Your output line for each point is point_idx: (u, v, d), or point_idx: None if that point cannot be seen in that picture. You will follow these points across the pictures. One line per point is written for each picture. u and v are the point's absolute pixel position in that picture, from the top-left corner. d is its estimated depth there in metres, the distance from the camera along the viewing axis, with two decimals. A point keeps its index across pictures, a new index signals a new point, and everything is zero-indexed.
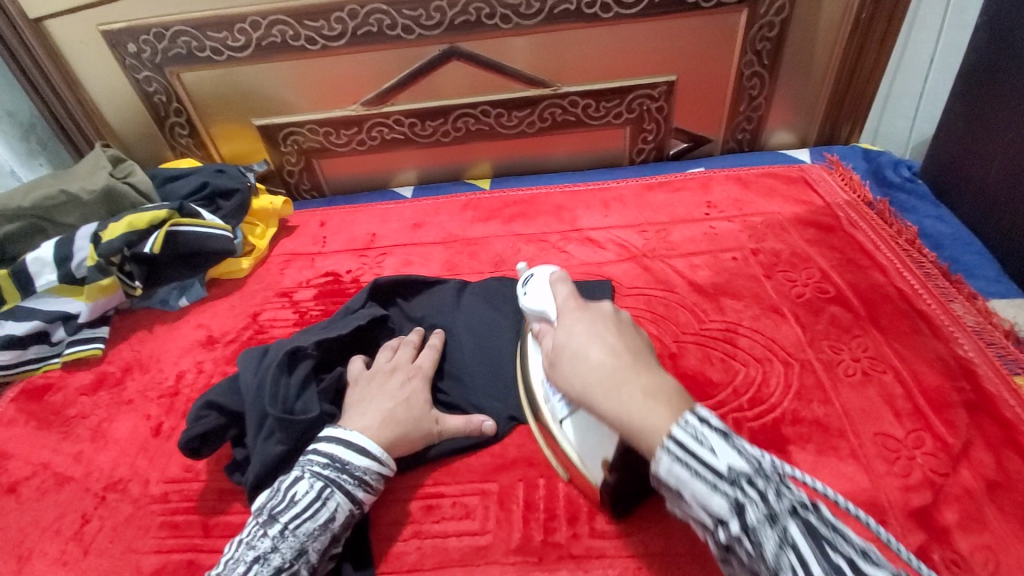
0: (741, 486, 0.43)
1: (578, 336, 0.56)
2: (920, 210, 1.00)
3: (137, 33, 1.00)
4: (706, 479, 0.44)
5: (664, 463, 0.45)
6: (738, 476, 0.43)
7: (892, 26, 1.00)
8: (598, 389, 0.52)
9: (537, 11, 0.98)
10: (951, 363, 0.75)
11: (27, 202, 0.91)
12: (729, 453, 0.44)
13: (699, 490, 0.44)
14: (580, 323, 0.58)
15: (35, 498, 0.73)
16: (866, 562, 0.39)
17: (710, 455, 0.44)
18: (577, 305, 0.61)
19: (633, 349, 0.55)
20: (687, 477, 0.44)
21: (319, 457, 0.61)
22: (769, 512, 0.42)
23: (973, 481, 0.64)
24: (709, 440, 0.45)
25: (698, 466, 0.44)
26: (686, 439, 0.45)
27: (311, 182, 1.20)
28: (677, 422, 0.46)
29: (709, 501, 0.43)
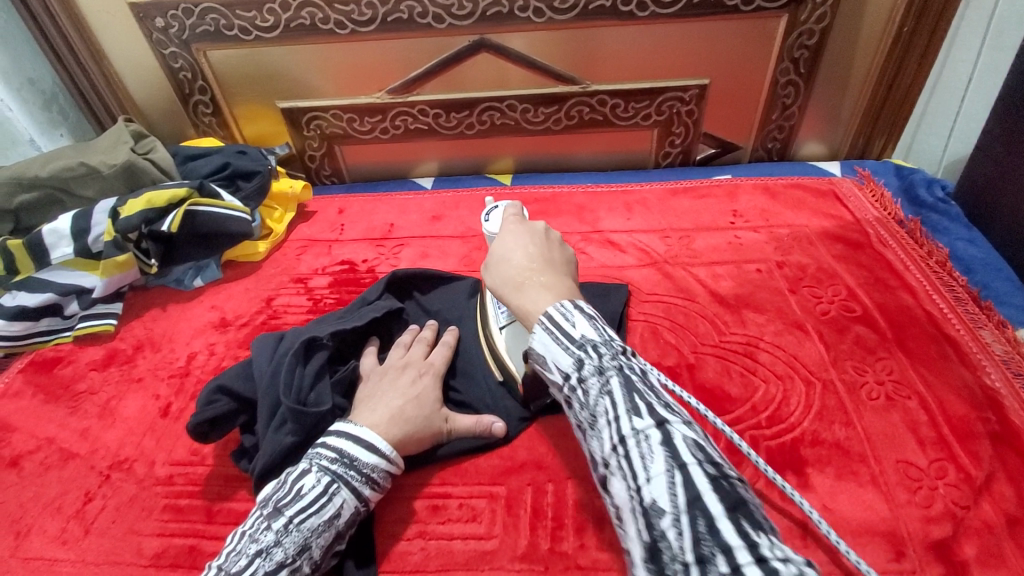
0: (586, 349, 0.47)
1: (505, 242, 0.61)
2: (952, 231, 0.98)
3: (166, 7, 0.99)
4: (561, 342, 0.49)
5: (537, 334, 0.50)
6: (587, 342, 0.48)
7: (936, 39, 0.97)
8: (505, 284, 0.58)
9: (571, 6, 0.96)
10: (978, 393, 0.73)
11: (44, 171, 0.91)
12: (586, 326, 0.49)
13: (553, 351, 0.49)
14: (508, 233, 0.62)
15: (38, 472, 0.72)
16: (663, 408, 0.43)
17: (570, 327, 0.49)
18: (518, 220, 0.64)
19: (551, 259, 0.59)
20: (549, 343, 0.49)
21: (327, 451, 0.59)
22: (600, 366, 0.46)
23: (994, 516, 0.62)
24: (575, 317, 0.50)
25: (557, 332, 0.49)
26: (556, 315, 0.50)
27: (332, 168, 1.19)
28: (553, 304, 0.52)
29: (560, 360, 0.49)
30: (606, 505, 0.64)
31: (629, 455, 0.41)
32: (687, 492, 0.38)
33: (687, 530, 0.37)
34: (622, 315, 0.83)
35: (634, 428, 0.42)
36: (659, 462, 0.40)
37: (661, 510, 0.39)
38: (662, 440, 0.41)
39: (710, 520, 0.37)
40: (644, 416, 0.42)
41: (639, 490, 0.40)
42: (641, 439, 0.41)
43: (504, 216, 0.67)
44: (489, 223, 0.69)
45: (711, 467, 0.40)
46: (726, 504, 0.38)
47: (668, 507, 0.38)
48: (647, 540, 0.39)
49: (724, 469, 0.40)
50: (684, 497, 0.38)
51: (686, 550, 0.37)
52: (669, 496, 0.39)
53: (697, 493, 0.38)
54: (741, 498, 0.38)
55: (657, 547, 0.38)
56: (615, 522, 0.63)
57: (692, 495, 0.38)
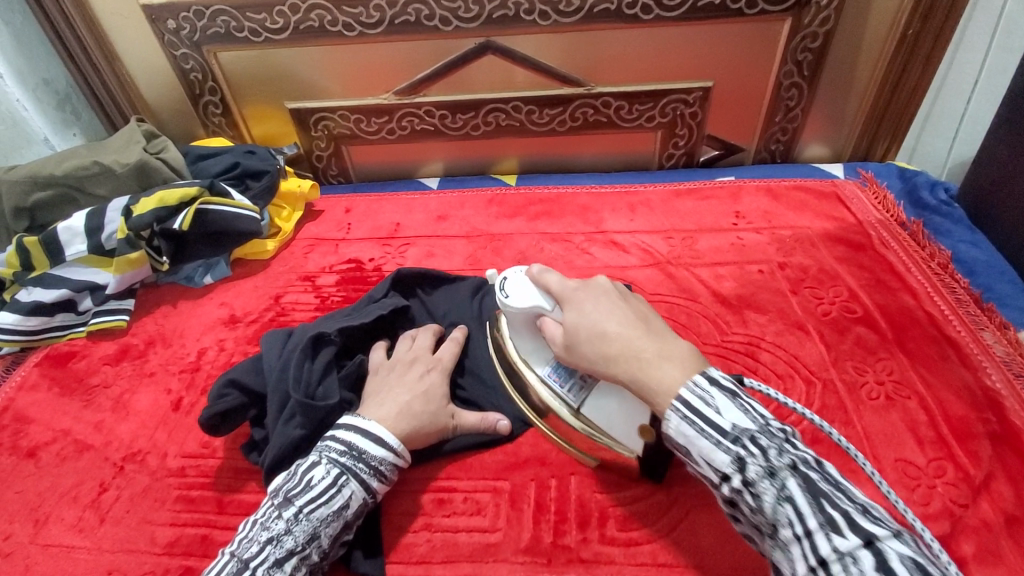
0: (744, 444, 0.48)
1: (591, 312, 0.60)
2: (954, 233, 0.98)
3: (178, 10, 1.00)
4: (713, 437, 0.49)
5: (672, 422, 0.51)
6: (742, 435, 0.48)
7: (940, 42, 0.98)
8: (617, 361, 0.56)
9: (576, 9, 0.97)
10: (977, 393, 0.74)
11: (60, 170, 0.92)
12: (736, 414, 0.49)
13: (704, 446, 0.49)
14: (583, 297, 0.61)
15: (54, 463, 0.74)
16: (859, 517, 0.44)
17: (715, 414, 0.49)
18: (579, 283, 0.64)
19: (643, 321, 0.59)
20: (695, 437, 0.50)
21: (336, 443, 0.61)
22: (769, 467, 0.47)
23: (992, 514, 0.63)
24: (715, 401, 0.50)
25: (704, 425, 0.49)
26: (693, 400, 0.50)
27: (339, 168, 1.21)
28: (686, 384, 0.52)
29: (714, 456, 0.49)
30: (608, 500, 0.66)
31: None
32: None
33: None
34: None
35: (834, 544, 0.43)
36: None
37: None
38: (873, 560, 0.41)
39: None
40: (842, 529, 0.43)
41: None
42: (846, 559, 0.42)
43: (531, 283, 0.65)
44: (512, 296, 0.65)
45: None
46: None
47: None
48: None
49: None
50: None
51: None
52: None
53: None
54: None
55: None
56: (617, 517, 0.64)
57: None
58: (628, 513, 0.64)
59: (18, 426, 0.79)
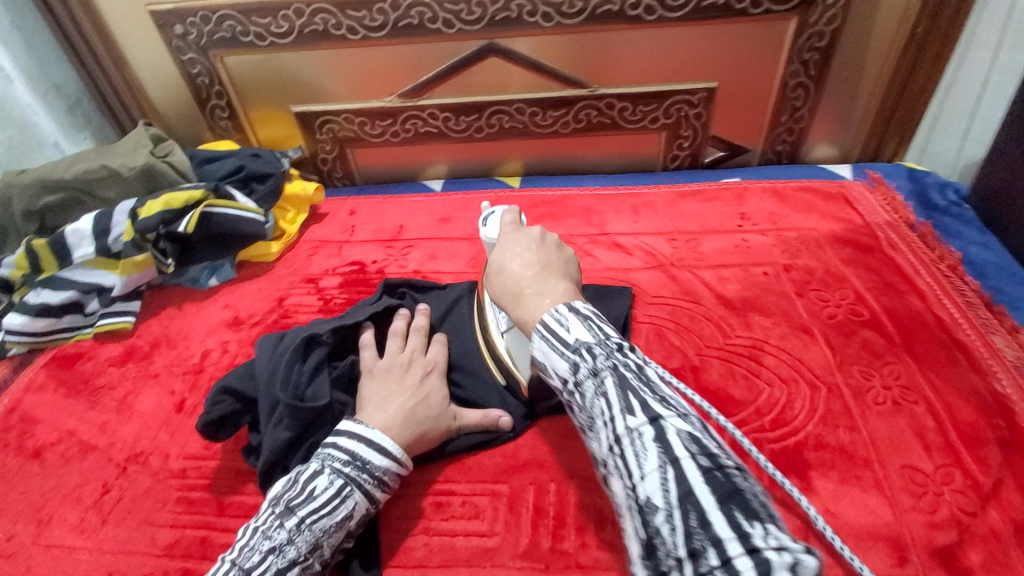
0: (580, 352, 0.49)
1: (504, 251, 0.63)
2: (965, 235, 0.96)
3: (185, 15, 1.02)
4: (557, 347, 0.51)
5: (535, 341, 0.53)
6: (580, 345, 0.49)
7: (948, 41, 0.96)
8: (507, 296, 0.60)
9: (579, 10, 0.97)
10: (988, 398, 0.72)
11: (69, 174, 0.94)
12: (579, 329, 0.50)
13: (553, 359, 0.51)
14: (507, 241, 0.63)
15: (59, 464, 0.75)
16: (658, 402, 0.44)
17: (564, 332, 0.51)
18: (515, 227, 0.65)
19: (548, 265, 0.60)
20: (548, 351, 0.51)
21: (340, 453, 0.61)
22: (594, 369, 0.48)
23: (1001, 524, 0.61)
24: (569, 322, 0.51)
25: (554, 341, 0.51)
26: (551, 322, 0.52)
27: (344, 170, 1.21)
28: (550, 310, 0.54)
29: (559, 366, 0.50)
30: (607, 505, 0.65)
31: (624, 454, 0.43)
32: (678, 483, 0.39)
33: (679, 525, 0.38)
34: (627, 317, 0.83)
35: (628, 426, 0.43)
36: (651, 460, 0.41)
37: (654, 504, 0.40)
38: (654, 435, 0.42)
39: (701, 514, 0.38)
40: (638, 413, 0.43)
41: (635, 487, 0.41)
42: (635, 436, 0.43)
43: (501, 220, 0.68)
44: (487, 228, 0.68)
45: (703, 458, 0.40)
46: (718, 496, 0.38)
47: (660, 502, 0.39)
48: (644, 536, 0.40)
49: (720, 460, 0.40)
50: (675, 488, 0.39)
51: (678, 544, 0.38)
52: (660, 489, 0.40)
53: (687, 486, 0.39)
54: (734, 488, 0.38)
55: (653, 542, 0.40)
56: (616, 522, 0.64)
57: (683, 484, 0.39)
58: None
59: (25, 426, 0.80)
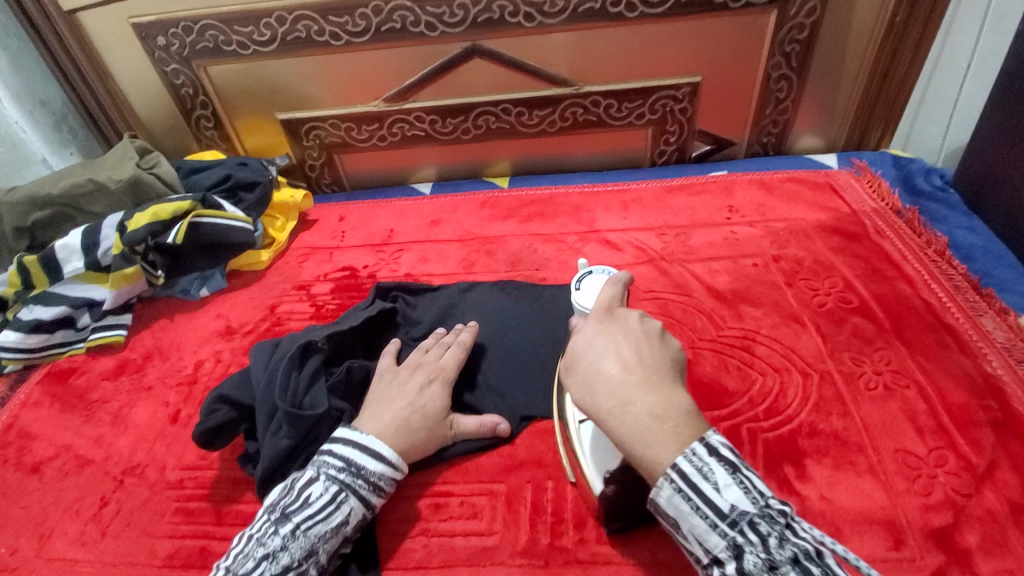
0: (740, 528, 0.43)
1: (596, 341, 0.53)
2: (951, 220, 0.97)
3: (167, 26, 1.02)
4: (707, 517, 0.44)
5: (666, 496, 0.45)
6: (739, 517, 0.43)
7: (928, 29, 0.97)
8: (605, 405, 0.49)
9: (561, 9, 0.97)
10: (977, 380, 0.73)
11: (57, 189, 0.93)
12: (734, 493, 0.44)
13: (697, 525, 0.44)
14: (603, 331, 0.54)
15: (57, 478, 0.75)
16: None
17: (715, 495, 0.44)
18: (605, 311, 0.56)
19: (653, 366, 0.50)
20: (689, 512, 0.45)
21: (334, 459, 0.61)
22: (768, 557, 0.42)
23: (996, 504, 0.62)
24: (714, 475, 0.44)
25: (701, 502, 0.44)
26: (692, 474, 0.45)
27: (332, 176, 1.22)
28: (683, 452, 0.45)
29: (710, 541, 0.44)
30: None
31: None
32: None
33: None
34: None
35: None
36: None
37: None
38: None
39: None
40: None
41: None
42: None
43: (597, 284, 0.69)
44: (578, 294, 0.68)
45: None
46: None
47: None
48: None
49: None
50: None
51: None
52: None
53: None
54: None
55: None
56: None
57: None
58: None
59: (22, 442, 0.80)
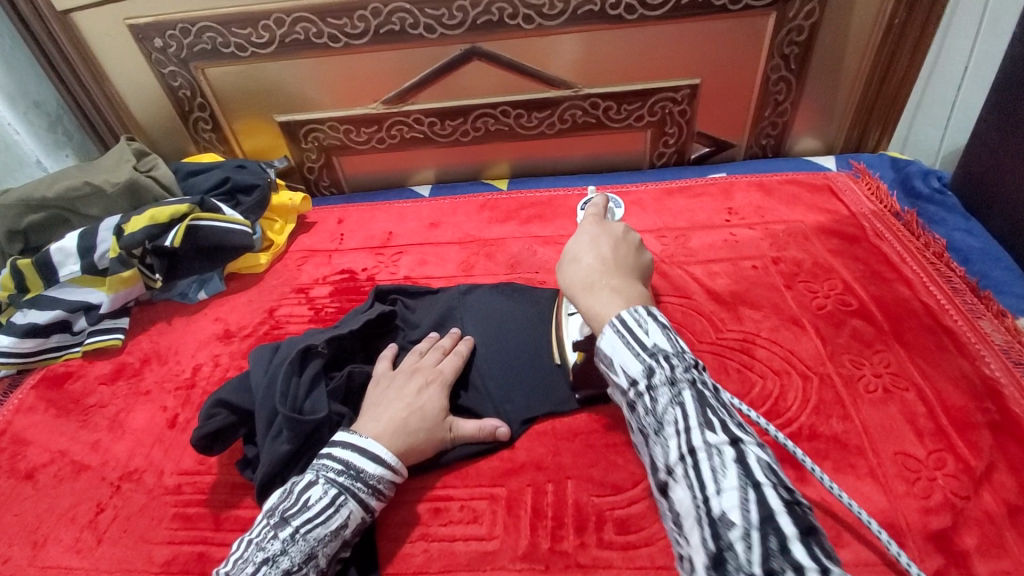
0: (658, 358, 0.47)
1: (582, 237, 0.62)
2: (949, 222, 0.97)
3: (164, 28, 1.01)
4: (632, 348, 0.48)
5: (605, 335, 0.50)
6: (658, 351, 0.47)
7: (926, 32, 0.97)
8: (576, 286, 0.57)
9: (560, 11, 0.97)
10: (977, 382, 0.73)
11: (52, 192, 0.93)
12: (659, 335, 0.48)
13: (623, 356, 0.48)
14: (588, 232, 0.63)
15: (53, 484, 0.74)
16: (737, 427, 0.43)
17: (643, 333, 0.48)
18: (596, 218, 0.66)
19: (623, 263, 0.59)
20: (619, 346, 0.49)
21: (333, 462, 0.61)
22: (672, 377, 0.46)
23: (995, 506, 0.62)
24: (648, 324, 0.49)
25: (630, 339, 0.49)
26: (629, 319, 0.50)
27: (330, 179, 1.21)
28: (629, 308, 0.51)
29: (628, 365, 0.48)
30: (605, 504, 0.65)
31: (699, 467, 0.41)
32: (761, 510, 0.38)
33: (757, 546, 0.37)
34: None
35: (706, 441, 0.42)
36: (730, 477, 0.40)
37: (731, 523, 0.38)
38: (735, 456, 0.41)
39: (782, 539, 0.37)
40: (719, 431, 0.42)
41: (707, 501, 0.40)
42: (713, 452, 0.41)
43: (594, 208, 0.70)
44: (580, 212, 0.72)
45: (785, 492, 0.39)
46: (799, 528, 0.37)
47: (738, 520, 0.38)
48: (712, 549, 0.39)
49: (797, 496, 0.40)
50: (757, 513, 0.38)
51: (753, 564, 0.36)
52: (739, 511, 0.38)
53: (770, 511, 0.38)
54: (813, 524, 0.38)
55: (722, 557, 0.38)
56: (615, 520, 0.64)
57: (766, 513, 0.38)
58: (624, 516, 0.64)
59: (17, 448, 0.79)
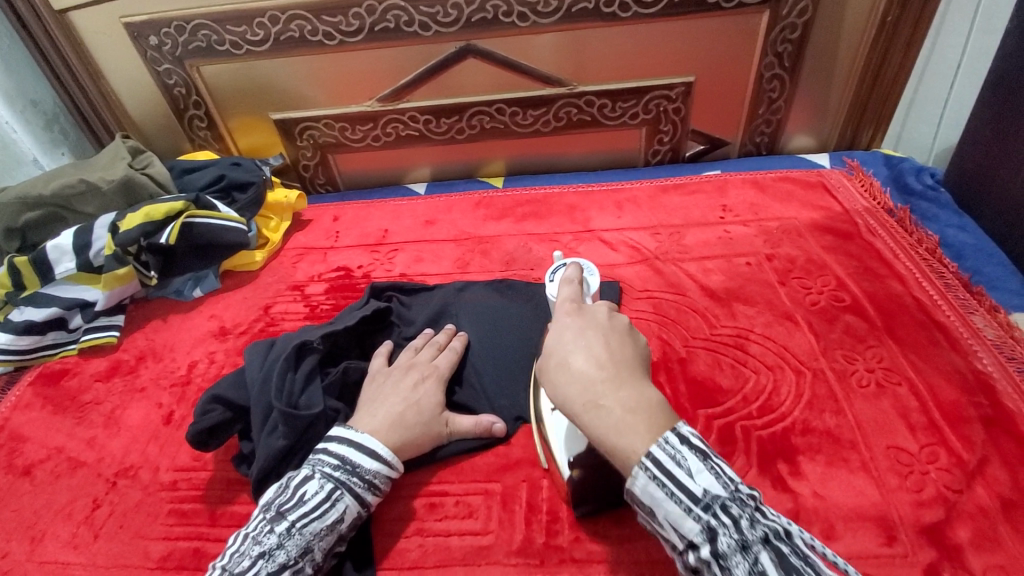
0: (714, 512, 0.43)
1: (569, 342, 0.51)
2: (941, 218, 0.98)
3: (159, 26, 1.01)
4: (682, 503, 0.44)
5: (642, 485, 0.45)
6: (711, 500, 0.43)
7: (919, 29, 0.98)
8: (578, 403, 0.48)
9: (555, 9, 0.98)
10: (969, 377, 0.74)
11: (48, 190, 0.93)
12: (706, 477, 0.44)
13: (671, 510, 0.44)
14: (571, 330, 0.52)
15: (49, 481, 0.74)
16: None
17: (688, 480, 0.44)
18: (574, 309, 0.55)
19: (620, 363, 0.50)
20: (664, 499, 0.44)
21: (329, 457, 0.61)
22: (740, 538, 0.42)
23: (987, 499, 0.63)
24: (686, 461, 0.44)
25: (675, 488, 0.44)
26: (665, 460, 0.44)
27: (326, 176, 1.21)
28: (657, 441, 0.45)
29: (683, 526, 0.44)
30: None
31: None
32: None
33: None
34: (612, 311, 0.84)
35: None
36: None
37: None
38: None
39: None
40: None
41: None
42: None
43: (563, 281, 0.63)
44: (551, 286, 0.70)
45: None
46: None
47: None
48: None
49: None
50: None
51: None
52: None
53: None
54: None
55: None
56: (610, 515, 0.64)
57: None
58: (619, 510, 0.64)
59: (13, 445, 0.79)
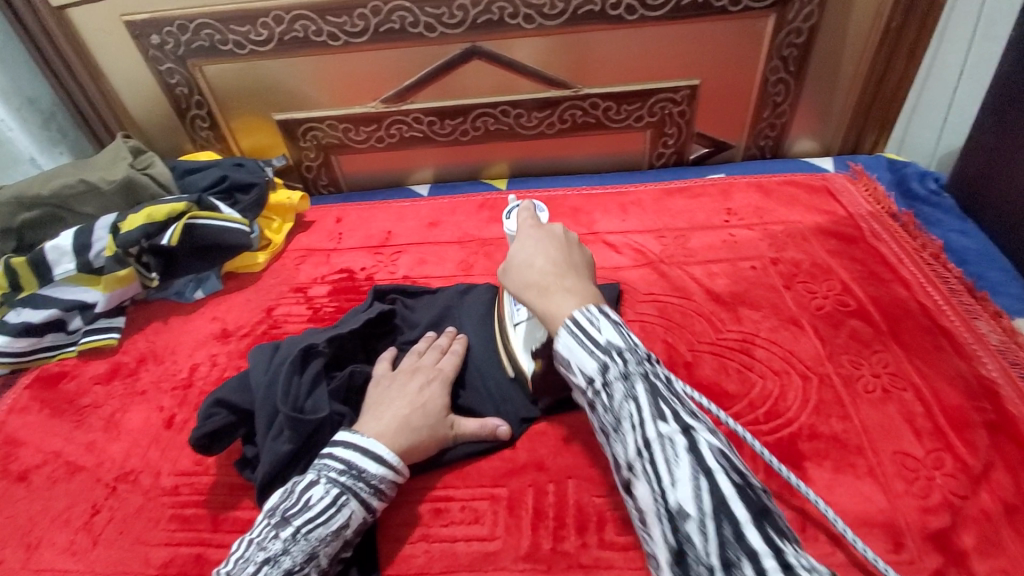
0: (611, 353, 0.49)
1: (528, 248, 0.60)
2: (944, 223, 0.98)
3: (161, 24, 1.00)
4: (586, 346, 0.50)
5: (561, 337, 0.52)
6: (612, 347, 0.49)
7: (923, 34, 0.98)
8: (530, 290, 0.57)
9: (561, 11, 0.97)
10: (974, 382, 0.74)
11: (46, 190, 0.92)
12: (611, 331, 0.50)
13: (579, 355, 0.50)
14: (530, 238, 0.61)
15: (47, 486, 0.73)
16: (689, 415, 0.45)
17: (595, 331, 0.50)
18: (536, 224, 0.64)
19: (574, 265, 0.59)
20: (574, 346, 0.50)
21: (335, 462, 0.60)
22: (626, 373, 0.48)
23: (993, 505, 0.62)
24: (600, 322, 0.51)
25: (583, 337, 0.50)
26: (581, 320, 0.51)
27: (329, 177, 1.21)
28: (580, 308, 0.52)
29: (584, 364, 0.50)
30: (607, 504, 0.65)
31: (656, 461, 0.43)
32: (713, 495, 0.41)
33: (714, 534, 0.39)
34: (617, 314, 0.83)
35: (660, 432, 0.44)
36: (683, 467, 0.42)
37: (686, 515, 0.41)
38: (688, 445, 0.43)
39: (736, 527, 0.39)
40: (671, 422, 0.44)
41: (664, 495, 0.42)
42: (668, 445, 0.43)
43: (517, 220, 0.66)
44: (508, 222, 0.69)
45: (736, 476, 0.42)
46: (752, 511, 0.40)
47: (693, 512, 0.40)
48: (673, 543, 0.41)
49: (748, 479, 0.42)
50: (709, 499, 0.40)
51: (711, 554, 0.39)
52: (694, 501, 0.41)
53: (723, 499, 0.40)
54: (764, 506, 0.40)
55: (683, 550, 0.41)
56: (617, 521, 0.64)
57: (717, 496, 0.40)
58: (626, 516, 0.64)
59: (10, 449, 0.78)
